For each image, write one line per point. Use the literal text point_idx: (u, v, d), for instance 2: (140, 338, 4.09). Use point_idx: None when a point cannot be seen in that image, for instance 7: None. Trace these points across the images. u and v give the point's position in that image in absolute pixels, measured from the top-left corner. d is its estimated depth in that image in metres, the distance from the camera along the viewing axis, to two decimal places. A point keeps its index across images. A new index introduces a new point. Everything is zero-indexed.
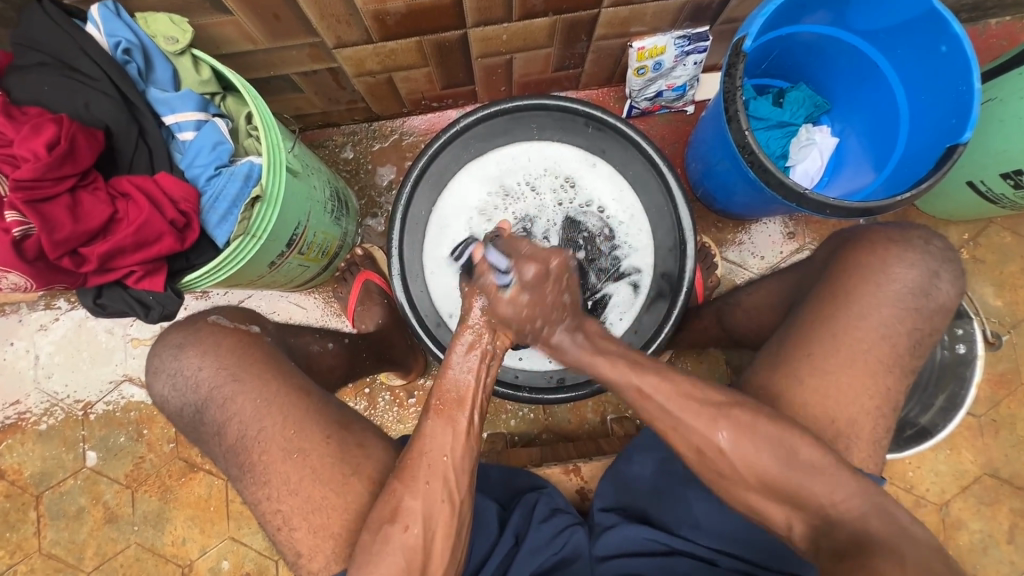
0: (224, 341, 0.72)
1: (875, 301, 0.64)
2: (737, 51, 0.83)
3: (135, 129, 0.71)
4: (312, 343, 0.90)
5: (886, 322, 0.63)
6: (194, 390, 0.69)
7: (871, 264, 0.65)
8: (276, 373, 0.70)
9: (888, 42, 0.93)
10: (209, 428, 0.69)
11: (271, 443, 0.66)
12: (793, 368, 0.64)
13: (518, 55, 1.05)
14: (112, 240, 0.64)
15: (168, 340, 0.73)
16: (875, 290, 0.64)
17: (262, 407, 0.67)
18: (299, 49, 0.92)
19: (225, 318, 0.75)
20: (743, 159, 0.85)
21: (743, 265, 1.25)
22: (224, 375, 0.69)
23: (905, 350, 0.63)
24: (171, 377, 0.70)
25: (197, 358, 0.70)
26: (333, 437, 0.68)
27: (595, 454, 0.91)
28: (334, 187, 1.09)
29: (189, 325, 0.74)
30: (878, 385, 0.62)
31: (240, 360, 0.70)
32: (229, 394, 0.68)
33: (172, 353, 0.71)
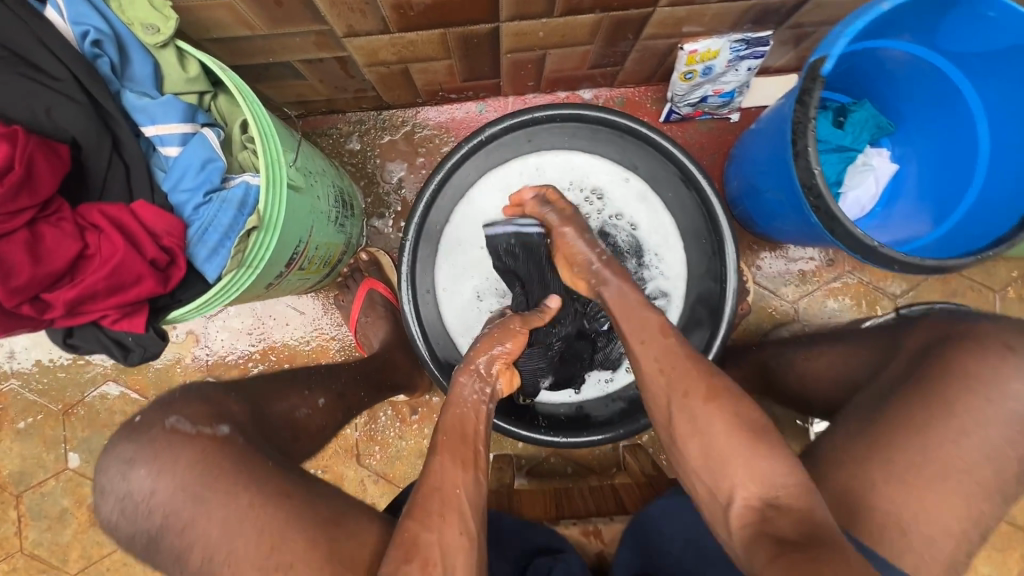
0: (182, 454, 0.58)
1: (982, 419, 0.55)
2: (813, 74, 0.72)
3: (108, 141, 0.60)
4: (298, 406, 0.74)
5: (993, 445, 0.55)
6: (146, 517, 0.57)
7: (977, 370, 0.56)
8: (247, 481, 0.58)
9: (980, 67, 0.81)
10: (167, 556, 0.58)
11: (245, 565, 0.55)
12: (865, 475, 0.57)
13: (553, 51, 0.92)
14: (81, 284, 0.54)
15: (118, 451, 0.60)
16: (984, 405, 0.56)
17: (233, 527, 0.56)
18: (304, 37, 0.79)
19: (186, 421, 0.60)
20: (807, 201, 0.75)
21: (776, 291, 1.17)
22: (182, 497, 0.57)
23: (1010, 478, 0.55)
24: (120, 501, 0.58)
25: (150, 479, 0.57)
26: (323, 539, 0.57)
27: (618, 514, 0.82)
28: (338, 189, 0.98)
29: (142, 434, 0.60)
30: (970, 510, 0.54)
31: (202, 475, 0.58)
32: (189, 518, 0.57)
33: (120, 471, 0.59)
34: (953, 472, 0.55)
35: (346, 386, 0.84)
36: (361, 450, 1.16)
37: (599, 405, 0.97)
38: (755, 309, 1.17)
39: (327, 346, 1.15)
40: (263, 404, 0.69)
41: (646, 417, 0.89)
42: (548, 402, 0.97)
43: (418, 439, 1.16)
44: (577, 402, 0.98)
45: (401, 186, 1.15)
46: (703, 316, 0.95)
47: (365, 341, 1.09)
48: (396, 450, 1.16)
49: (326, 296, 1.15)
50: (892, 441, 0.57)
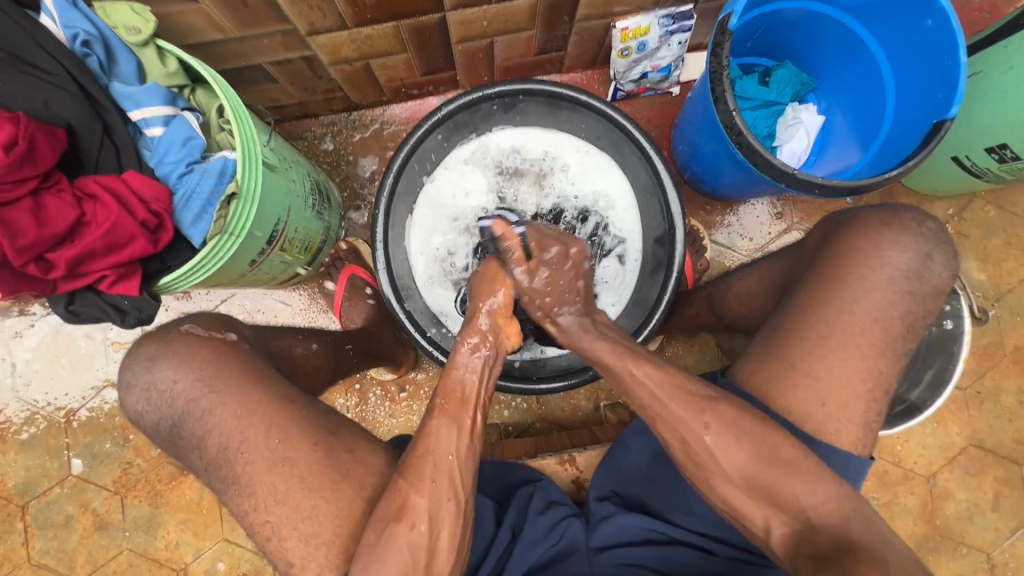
0: (198, 351, 0.69)
1: (868, 286, 0.64)
2: (722, 29, 0.82)
3: (99, 126, 0.68)
4: (295, 344, 0.84)
5: (880, 307, 0.63)
6: (169, 404, 0.67)
7: (873, 252, 0.64)
8: (257, 384, 0.67)
9: (876, 18, 0.92)
10: (188, 443, 0.67)
11: (254, 452, 0.64)
12: (785, 354, 0.65)
13: (499, 38, 1.02)
14: (80, 244, 0.61)
15: (139, 352, 0.70)
16: (867, 274, 0.64)
17: (243, 417, 0.65)
18: (271, 38, 0.88)
19: (199, 325, 0.71)
20: (731, 140, 0.84)
21: (731, 247, 1.25)
22: (200, 387, 0.66)
23: (897, 333, 0.63)
24: (145, 392, 0.67)
25: (171, 371, 0.67)
26: (321, 442, 0.66)
27: (592, 444, 0.89)
28: (314, 180, 1.06)
29: (162, 336, 0.70)
30: (869, 368, 0.62)
31: (217, 370, 0.67)
32: (207, 406, 0.66)
33: (144, 367, 0.68)
34: (851, 336, 0.63)
35: (338, 341, 0.94)
36: None
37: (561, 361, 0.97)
38: (713, 266, 1.24)
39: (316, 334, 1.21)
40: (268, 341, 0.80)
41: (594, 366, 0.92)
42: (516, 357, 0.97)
43: (408, 417, 1.21)
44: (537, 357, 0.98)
45: (374, 179, 1.23)
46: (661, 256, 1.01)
47: (350, 323, 1.15)
48: (387, 429, 1.21)
49: (311, 287, 1.22)
50: (797, 318, 0.66)
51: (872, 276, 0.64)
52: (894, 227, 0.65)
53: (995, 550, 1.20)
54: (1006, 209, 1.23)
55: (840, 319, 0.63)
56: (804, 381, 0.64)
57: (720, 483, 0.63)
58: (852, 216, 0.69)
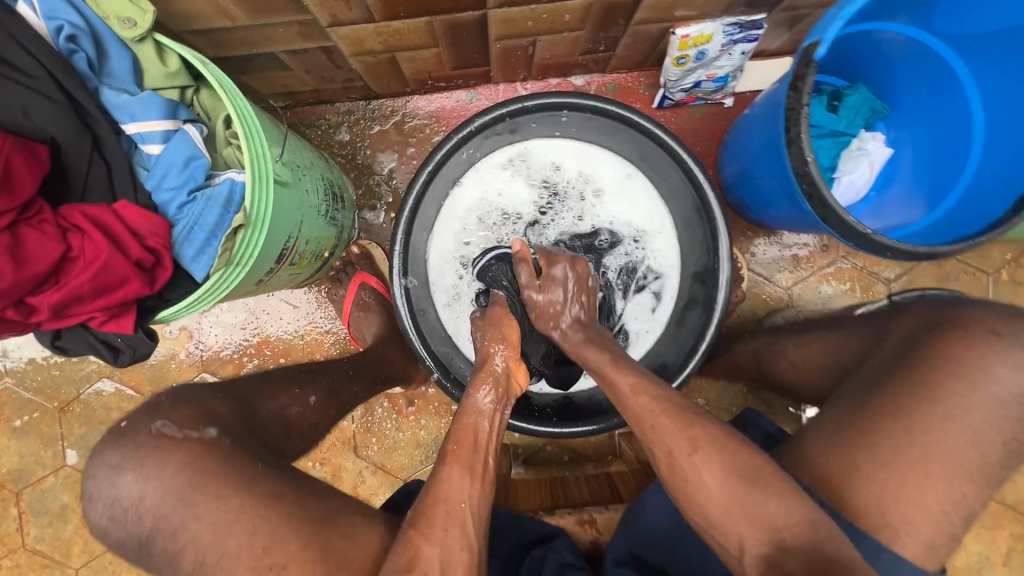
0: (170, 458, 0.60)
1: (967, 403, 0.56)
2: (807, 59, 0.71)
3: (88, 140, 0.59)
4: (289, 404, 0.77)
5: (976, 430, 0.55)
6: (137, 522, 0.59)
7: (961, 356, 0.57)
8: (239, 487, 0.60)
9: (976, 51, 0.81)
10: (161, 559, 0.60)
11: (237, 565, 0.57)
12: (851, 460, 0.58)
13: (543, 37, 0.91)
14: (66, 287, 0.54)
15: (103, 458, 0.61)
16: (969, 390, 0.56)
17: (223, 528, 0.58)
18: (287, 27, 0.77)
19: (173, 425, 0.62)
20: (800, 190, 0.74)
21: (770, 278, 1.17)
22: (172, 502, 0.59)
23: (994, 460, 0.56)
24: (109, 508, 0.60)
25: (138, 484, 0.59)
26: (313, 541, 0.59)
27: (614, 503, 0.84)
28: (327, 181, 0.96)
29: (125, 437, 0.61)
30: (954, 492, 0.55)
31: (191, 479, 0.59)
32: (180, 522, 0.58)
33: (108, 477, 0.60)
34: (937, 455, 0.56)
35: (339, 382, 0.87)
36: (358, 442, 1.16)
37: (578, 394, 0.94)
38: (748, 296, 1.17)
39: (322, 338, 1.15)
40: (253, 405, 0.72)
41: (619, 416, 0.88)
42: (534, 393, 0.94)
43: (414, 430, 1.17)
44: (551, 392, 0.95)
45: (392, 177, 1.13)
46: (702, 295, 0.93)
47: (359, 335, 1.08)
48: (393, 442, 1.17)
49: (319, 290, 1.15)
50: (871, 421, 0.59)
51: (970, 390, 0.56)
52: (1009, 340, 0.56)
53: None
54: None
55: (928, 436, 0.56)
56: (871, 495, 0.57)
57: None
58: (957, 313, 0.61)
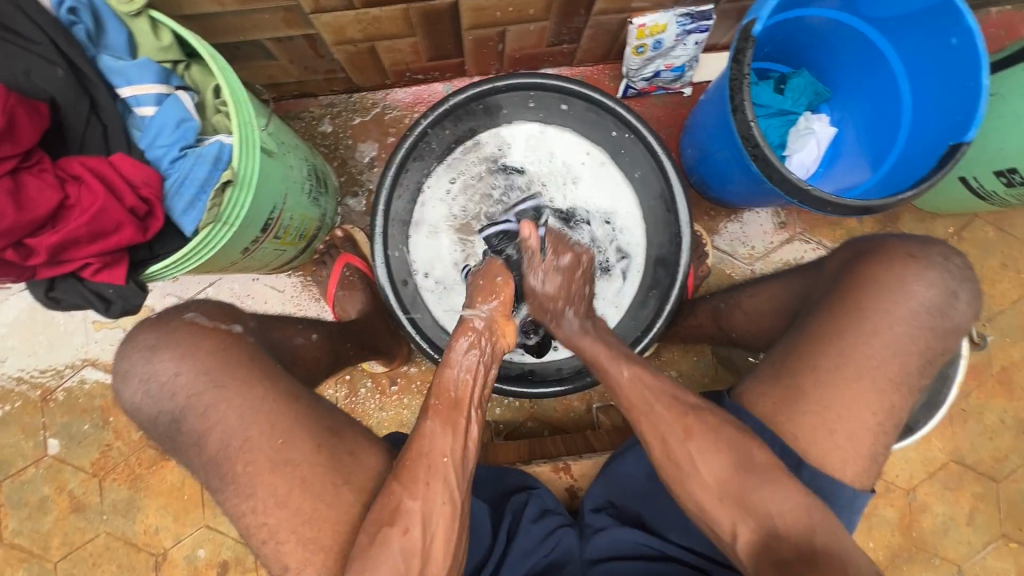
0: (203, 343, 0.65)
1: (890, 318, 0.63)
2: (746, 35, 0.79)
3: (86, 102, 0.64)
4: (295, 335, 0.83)
5: (898, 342, 0.62)
6: (169, 398, 0.63)
7: (882, 277, 0.64)
8: (262, 377, 0.65)
9: (899, 32, 0.90)
10: (187, 439, 0.63)
11: (258, 454, 0.61)
12: (797, 380, 0.64)
13: (511, 27, 0.98)
14: (63, 230, 0.58)
15: (138, 341, 0.66)
16: (891, 306, 0.63)
17: (246, 415, 0.62)
18: (272, 13, 0.83)
19: (203, 316, 0.68)
20: (747, 151, 0.82)
21: (733, 254, 1.24)
22: (203, 381, 0.63)
23: (915, 369, 0.62)
24: (144, 383, 0.63)
25: (173, 362, 0.64)
26: (325, 445, 0.63)
27: (587, 452, 0.88)
28: (311, 164, 1.01)
29: (162, 325, 0.67)
30: (883, 402, 0.62)
31: (222, 362, 0.64)
32: (210, 402, 0.62)
33: (143, 356, 0.64)
34: (867, 368, 0.62)
35: (337, 334, 0.92)
36: None
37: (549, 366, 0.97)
38: (714, 272, 1.23)
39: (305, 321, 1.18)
40: (271, 334, 0.77)
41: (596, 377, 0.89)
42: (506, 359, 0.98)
43: (397, 410, 1.20)
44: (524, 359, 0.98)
45: (373, 165, 1.19)
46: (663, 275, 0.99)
47: (342, 313, 1.11)
48: (377, 421, 1.19)
49: (304, 275, 1.18)
50: (810, 342, 0.65)
51: (893, 311, 0.63)
52: (921, 261, 0.64)
53: (967, 561, 1.22)
54: (1004, 231, 1.24)
55: (858, 350, 0.62)
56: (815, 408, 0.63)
57: (711, 520, 0.62)
58: (880, 244, 0.69)
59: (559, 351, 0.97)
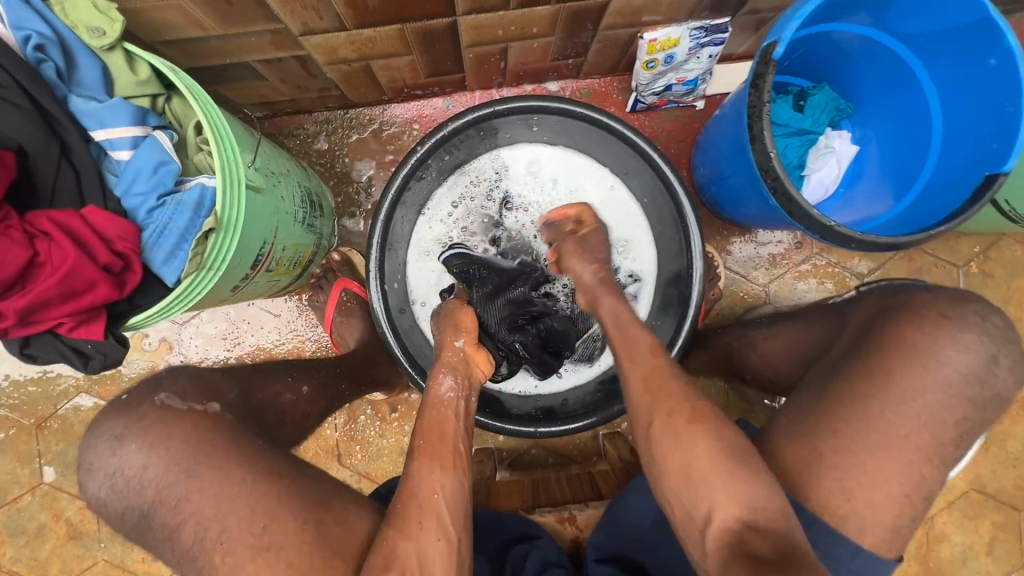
0: (175, 429, 0.61)
1: (920, 385, 0.58)
2: (766, 58, 0.73)
3: (56, 147, 0.59)
4: (283, 392, 0.80)
5: (931, 411, 0.57)
6: (138, 492, 0.60)
7: (913, 339, 0.59)
8: (241, 461, 0.61)
9: (931, 49, 0.83)
10: (160, 533, 0.60)
11: (236, 543, 0.58)
12: (816, 447, 0.60)
13: (514, 44, 0.92)
14: (32, 292, 0.54)
15: (104, 429, 0.62)
16: (923, 371, 0.58)
17: (224, 503, 0.59)
18: (259, 36, 0.78)
19: (177, 397, 0.63)
20: (765, 184, 0.76)
21: (747, 276, 1.18)
22: (173, 472, 0.59)
23: (948, 442, 0.58)
24: (110, 478, 0.60)
25: (141, 455, 0.60)
26: (311, 521, 0.60)
27: (593, 500, 0.85)
28: (304, 189, 0.96)
29: (131, 408, 0.62)
30: (914, 475, 0.57)
31: (196, 449, 0.60)
32: (182, 494, 0.59)
33: (110, 447, 0.60)
34: (896, 440, 0.57)
35: (329, 376, 0.89)
36: (341, 451, 1.15)
37: (555, 399, 0.99)
38: (727, 294, 1.18)
39: (303, 347, 1.14)
40: (251, 391, 0.74)
41: (619, 403, 0.92)
42: (510, 394, 0.99)
43: (398, 437, 1.16)
44: (537, 394, 0.99)
45: (371, 184, 1.14)
46: (674, 299, 0.95)
47: (341, 341, 1.08)
48: (377, 449, 1.16)
49: (300, 299, 1.15)
50: (834, 408, 0.60)
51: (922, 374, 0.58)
52: (956, 322, 0.59)
53: None
54: None
55: (886, 421, 0.57)
56: (838, 479, 0.58)
57: None
58: (910, 299, 0.64)
59: (562, 383, 0.99)
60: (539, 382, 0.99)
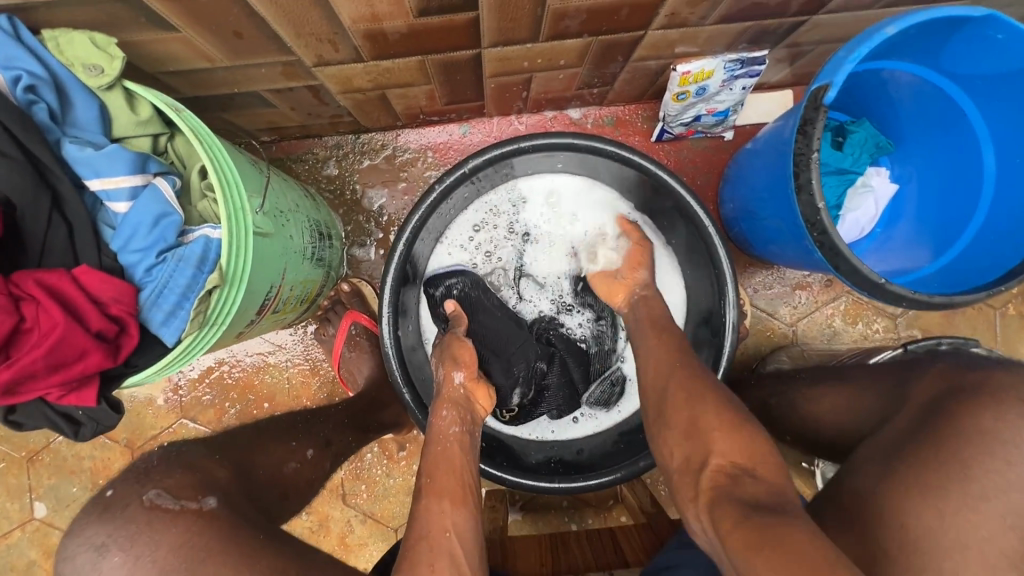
0: (164, 537, 0.53)
1: (1003, 480, 0.52)
2: (816, 103, 0.68)
3: (46, 198, 0.54)
4: (287, 459, 0.75)
5: None
6: None
7: (991, 429, 0.54)
8: (240, 565, 0.53)
9: (987, 91, 0.78)
10: None
11: None
12: (880, 541, 0.54)
13: (538, 74, 0.87)
14: (16, 365, 0.49)
15: (84, 531, 0.54)
16: (1006, 466, 0.53)
17: None
18: (270, 67, 0.73)
19: (168, 496, 0.56)
20: (811, 237, 0.71)
21: (774, 314, 1.13)
22: None
23: None
24: None
25: (125, 571, 0.51)
26: None
27: (617, 567, 0.79)
28: (314, 222, 0.91)
29: (116, 512, 0.54)
30: None
31: (189, 560, 0.52)
32: None
33: (89, 560, 0.52)
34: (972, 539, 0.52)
35: (333, 431, 0.85)
36: (346, 490, 1.10)
37: (568, 448, 0.93)
38: (752, 332, 1.13)
39: (308, 381, 1.09)
40: (249, 464, 0.69)
41: (644, 457, 0.83)
42: (527, 439, 0.94)
43: (405, 477, 1.11)
44: (552, 440, 0.94)
45: (383, 212, 1.09)
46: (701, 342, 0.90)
47: (350, 378, 1.04)
48: (383, 489, 1.11)
49: (305, 330, 1.09)
50: (899, 498, 0.55)
51: (999, 463, 0.53)
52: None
53: None
54: None
55: (962, 518, 0.51)
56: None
57: None
58: (984, 377, 0.59)
59: (576, 428, 0.94)
60: (554, 428, 0.94)
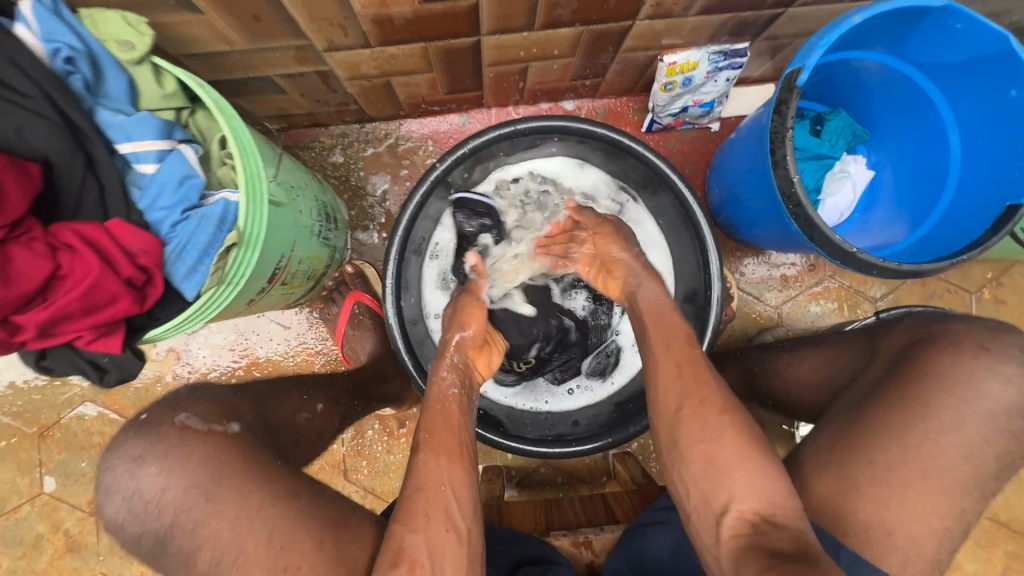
0: (195, 450, 0.61)
1: (958, 417, 0.58)
2: (790, 85, 0.74)
3: (81, 159, 0.59)
4: (299, 410, 0.79)
5: (971, 444, 0.57)
6: (155, 517, 0.58)
7: (949, 371, 0.59)
8: (260, 482, 0.60)
9: (951, 79, 0.84)
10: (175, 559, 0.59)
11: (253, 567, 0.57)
12: (849, 477, 0.59)
13: (534, 63, 0.93)
14: (54, 305, 0.54)
15: (125, 449, 0.61)
16: (960, 404, 0.58)
17: (240, 529, 0.58)
18: (284, 51, 0.79)
19: (196, 418, 0.63)
20: (787, 210, 0.76)
21: (759, 297, 1.18)
22: (194, 496, 0.58)
23: (987, 474, 0.58)
24: (127, 501, 0.59)
25: (160, 477, 0.59)
26: (327, 539, 0.59)
27: (608, 525, 0.84)
28: (321, 202, 0.96)
29: (153, 429, 0.62)
30: (950, 507, 0.57)
31: (214, 471, 0.60)
32: (200, 518, 0.58)
33: (128, 469, 0.60)
34: (931, 470, 0.57)
35: (342, 394, 0.89)
36: (348, 466, 1.14)
37: (564, 420, 0.96)
38: (739, 315, 1.18)
39: (313, 359, 1.14)
40: (269, 408, 0.73)
41: (635, 424, 0.90)
42: (522, 412, 0.96)
43: (405, 453, 1.15)
44: (547, 412, 0.96)
45: (385, 197, 1.14)
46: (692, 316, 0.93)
47: (352, 355, 1.07)
48: (384, 465, 1.14)
49: (310, 311, 1.14)
50: (865, 437, 0.60)
51: (956, 403, 0.58)
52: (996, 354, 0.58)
53: None
54: None
55: (925, 450, 0.57)
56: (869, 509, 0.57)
57: None
58: (944, 329, 0.64)
59: (571, 402, 0.96)
60: (548, 399, 0.97)
